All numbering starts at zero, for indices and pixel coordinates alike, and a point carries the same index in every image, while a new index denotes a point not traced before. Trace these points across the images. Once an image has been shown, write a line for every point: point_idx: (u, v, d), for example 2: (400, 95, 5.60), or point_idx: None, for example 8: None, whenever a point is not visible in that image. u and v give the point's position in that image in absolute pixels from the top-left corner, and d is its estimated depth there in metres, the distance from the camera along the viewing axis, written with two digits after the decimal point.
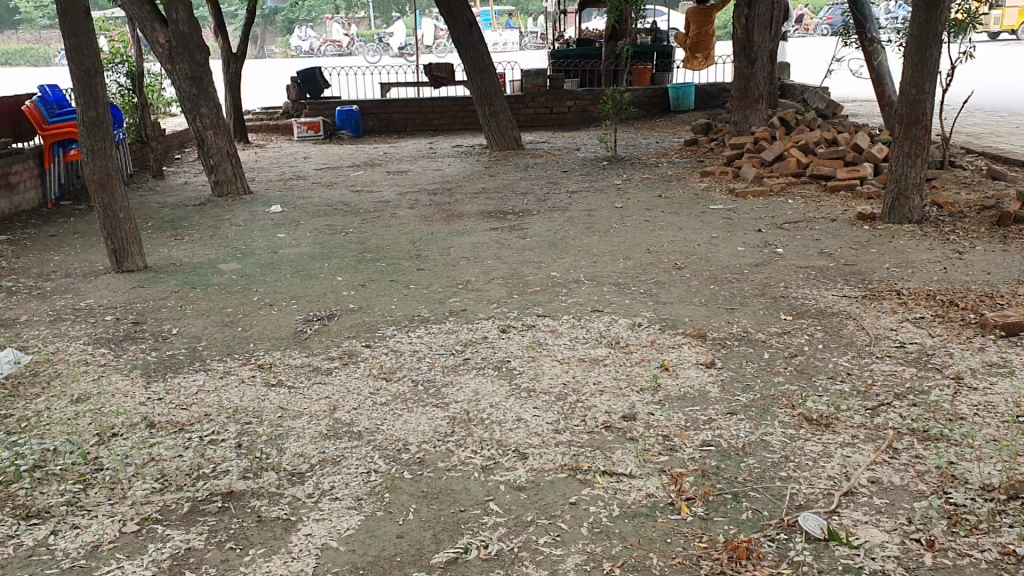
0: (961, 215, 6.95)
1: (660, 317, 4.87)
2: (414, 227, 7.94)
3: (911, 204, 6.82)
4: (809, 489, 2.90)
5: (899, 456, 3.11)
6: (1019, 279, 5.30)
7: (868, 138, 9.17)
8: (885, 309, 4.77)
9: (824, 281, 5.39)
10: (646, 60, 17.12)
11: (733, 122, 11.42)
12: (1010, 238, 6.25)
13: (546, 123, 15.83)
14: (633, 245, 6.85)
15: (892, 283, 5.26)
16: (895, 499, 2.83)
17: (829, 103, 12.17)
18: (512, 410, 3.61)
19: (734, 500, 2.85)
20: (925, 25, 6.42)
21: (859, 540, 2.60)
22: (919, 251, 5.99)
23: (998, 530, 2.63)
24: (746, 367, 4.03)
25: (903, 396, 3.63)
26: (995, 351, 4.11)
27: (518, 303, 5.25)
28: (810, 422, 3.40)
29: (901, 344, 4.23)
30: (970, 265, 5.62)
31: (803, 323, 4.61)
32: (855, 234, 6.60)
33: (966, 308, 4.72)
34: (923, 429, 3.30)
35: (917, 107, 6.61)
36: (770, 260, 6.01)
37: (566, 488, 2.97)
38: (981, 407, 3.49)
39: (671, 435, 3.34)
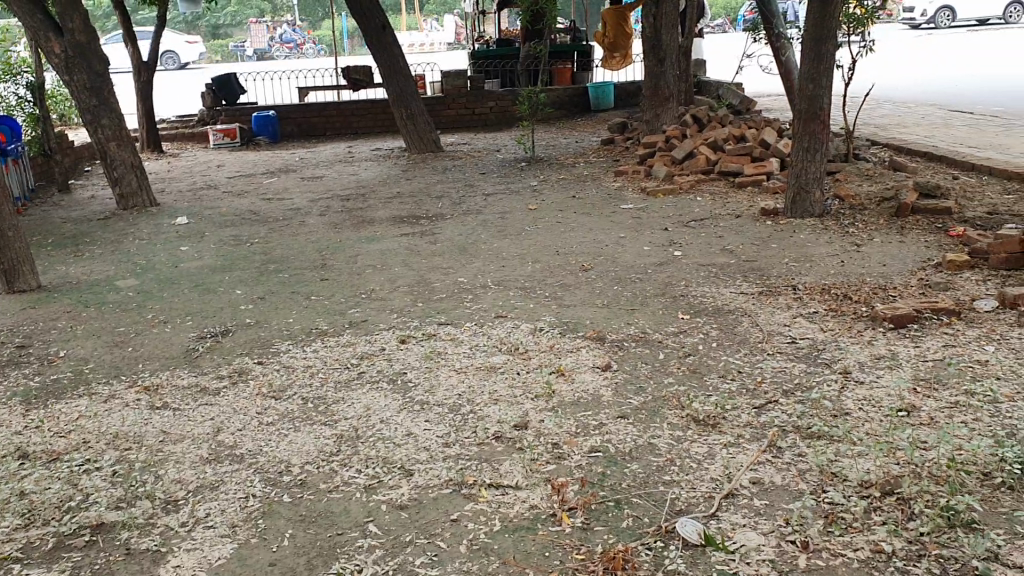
0: (861, 208, 7.08)
1: (561, 321, 4.85)
2: (324, 235, 7.81)
3: (812, 198, 6.91)
4: (690, 493, 2.90)
5: (782, 455, 3.12)
6: (913, 269, 5.41)
7: (775, 133, 9.31)
8: (780, 305, 4.81)
9: (725, 279, 5.44)
10: (566, 60, 17.18)
11: (646, 120, 11.49)
12: (906, 229, 6.38)
13: (466, 123, 15.76)
14: (543, 247, 6.84)
15: (789, 278, 5.33)
16: (774, 500, 2.84)
17: (741, 100, 12.33)
18: (402, 425, 3.53)
19: (615, 508, 2.84)
20: (818, 22, 6.52)
21: (735, 545, 2.61)
22: (818, 245, 6.08)
23: (871, 528, 2.65)
24: (641, 369, 4.03)
25: (790, 392, 3.66)
26: (884, 344, 4.18)
27: (420, 311, 5.18)
28: (698, 423, 3.41)
29: (793, 340, 4.27)
30: (867, 257, 5.72)
31: (700, 322, 4.63)
32: (758, 230, 6.67)
33: (858, 301, 4.79)
34: (806, 426, 3.33)
35: (815, 103, 6.72)
36: (674, 260, 6.04)
37: (448, 504, 2.91)
38: (865, 402, 3.52)
39: (559, 444, 3.30)
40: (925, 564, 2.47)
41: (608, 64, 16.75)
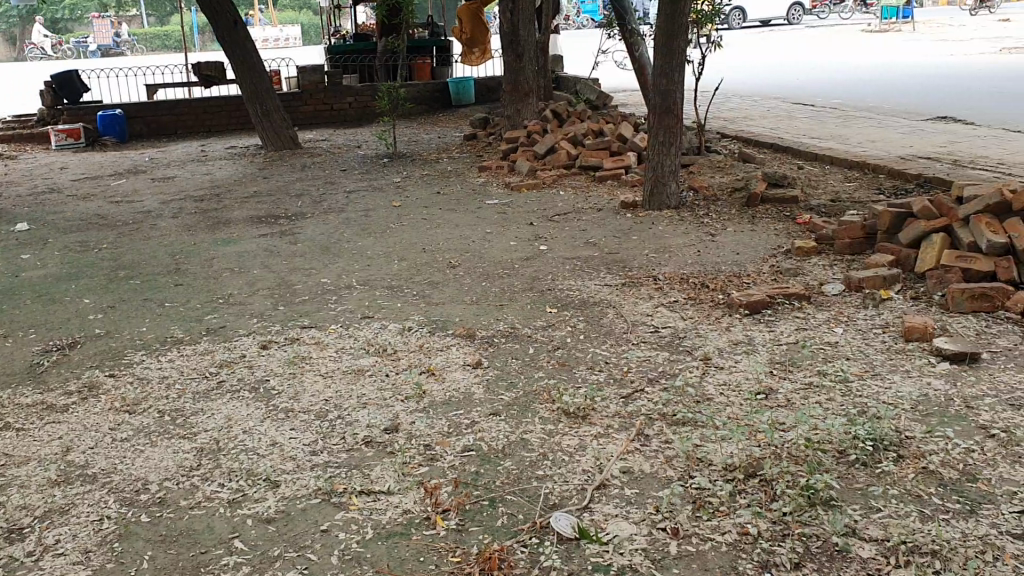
0: (715, 198, 7.30)
1: (429, 320, 4.80)
2: (178, 238, 7.49)
3: (669, 190, 7.08)
4: (563, 486, 2.91)
5: (650, 443, 3.17)
6: (765, 257, 5.61)
7: (631, 127, 9.52)
8: (643, 295, 4.90)
9: (589, 272, 5.50)
10: (424, 55, 17.07)
11: (506, 115, 11.53)
12: (758, 218, 6.62)
13: (325, 120, 15.45)
14: (409, 245, 6.75)
15: (650, 269, 5.44)
16: (644, 488, 2.87)
17: (597, 95, 12.55)
18: (266, 434, 3.41)
19: (489, 506, 2.82)
20: (670, 18, 6.68)
21: (609, 536, 2.63)
22: (676, 236, 6.24)
23: (738, 511, 2.72)
24: (511, 364, 4.03)
25: (655, 381, 3.72)
26: (741, 329, 4.31)
27: (281, 315, 5.02)
28: (568, 416, 3.42)
29: (656, 329, 4.35)
30: (722, 246, 5.90)
31: (568, 315, 4.67)
32: (619, 223, 6.79)
33: (716, 289, 4.93)
34: (672, 413, 3.39)
35: (668, 98, 6.89)
36: (539, 254, 6.07)
37: (317, 515, 2.82)
38: (726, 387, 3.62)
39: (432, 444, 3.26)
40: (789, 543, 2.55)
41: (467, 59, 16.69)
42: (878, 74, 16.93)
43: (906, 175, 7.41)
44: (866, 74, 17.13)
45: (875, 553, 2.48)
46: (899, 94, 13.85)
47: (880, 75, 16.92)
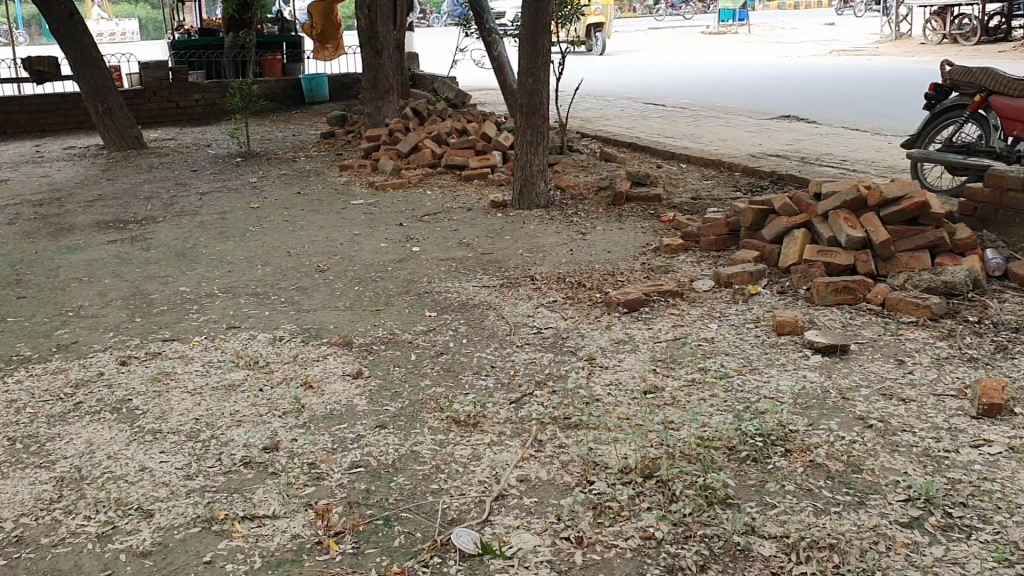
0: (582, 197, 7.32)
1: (302, 328, 4.59)
2: (15, 246, 6.93)
3: (537, 189, 7.07)
4: (460, 500, 2.81)
5: (544, 448, 3.10)
6: (636, 254, 5.65)
7: (494, 126, 9.50)
8: (521, 296, 4.85)
9: (464, 273, 5.40)
10: (275, 50, 16.52)
11: (366, 113, 11.27)
12: (624, 216, 6.68)
13: (171, 117, 14.73)
14: (273, 248, 6.49)
15: (526, 269, 5.39)
16: (543, 497, 2.80)
17: (455, 93, 12.45)
18: (133, 460, 3.16)
19: (385, 525, 2.69)
20: (534, 18, 6.67)
21: (512, 550, 2.54)
22: (547, 235, 6.22)
23: (639, 515, 2.68)
24: (393, 372, 3.90)
25: (544, 383, 3.65)
26: (621, 327, 4.29)
27: (139, 328, 4.70)
28: (459, 424, 3.33)
29: (538, 330, 4.29)
30: (593, 245, 5.91)
31: (448, 318, 4.57)
32: (490, 222, 6.72)
33: (592, 288, 4.92)
34: (563, 416, 3.33)
35: (534, 97, 6.88)
36: (411, 256, 5.94)
37: (198, 545, 2.62)
38: (613, 386, 3.58)
39: (316, 463, 3.10)
40: (693, 545, 2.53)
41: (319, 55, 16.25)
42: (720, 75, 17.59)
43: (761, 172, 7.64)
44: (709, 75, 17.76)
45: (776, 550, 2.50)
46: (743, 94, 14.39)
47: (723, 75, 17.57)
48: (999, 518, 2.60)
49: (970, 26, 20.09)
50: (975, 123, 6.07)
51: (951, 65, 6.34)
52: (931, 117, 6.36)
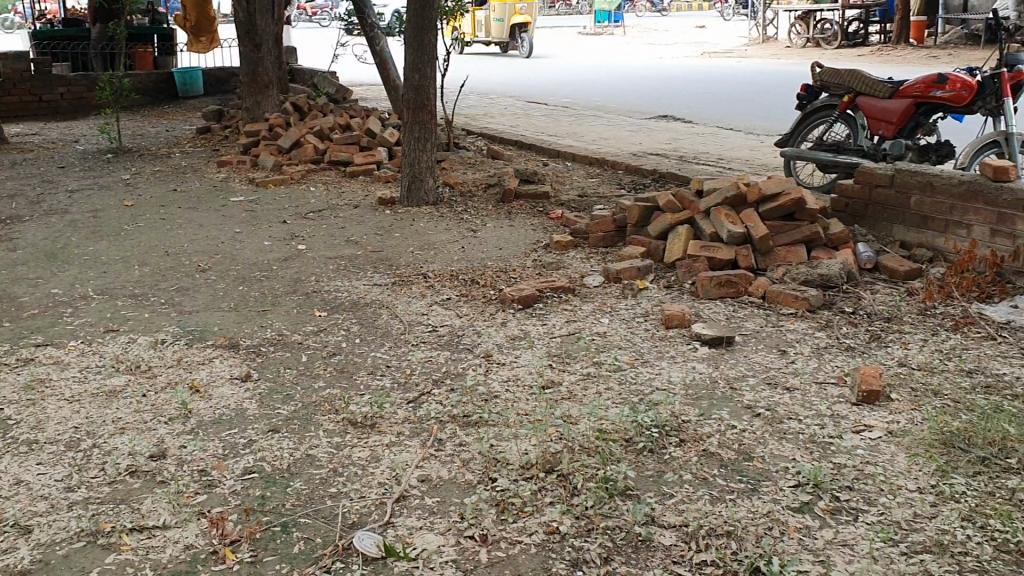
0: (470, 194, 7.30)
1: (186, 330, 4.43)
2: None
3: (425, 186, 7.01)
4: (360, 503, 2.76)
5: (445, 447, 3.07)
6: (527, 250, 5.67)
7: (379, 122, 9.38)
8: (414, 294, 4.80)
9: (353, 272, 5.32)
10: (147, 43, 15.90)
11: (245, 108, 10.96)
12: (513, 213, 6.70)
13: (35, 112, 13.99)
14: (150, 247, 6.24)
15: (418, 267, 5.34)
16: (445, 496, 2.77)
17: (337, 88, 12.23)
18: (8, 474, 2.97)
19: (283, 532, 2.62)
20: (419, 13, 6.61)
21: (416, 551, 2.51)
22: (437, 233, 6.18)
23: (541, 510, 2.66)
24: (284, 374, 3.80)
25: (440, 382, 3.62)
26: (515, 324, 4.29)
27: (9, 333, 4.44)
28: (355, 426, 3.27)
29: (432, 328, 4.26)
30: (484, 242, 5.90)
31: (338, 318, 4.49)
32: (378, 220, 6.63)
33: (485, 285, 4.91)
34: (463, 415, 3.30)
35: (421, 92, 6.83)
36: (297, 254, 5.81)
37: (83, 560, 2.49)
38: (510, 383, 3.57)
39: (207, 469, 2.99)
40: (596, 538, 2.52)
41: (193, 48, 15.72)
42: (602, 75, 17.84)
43: (645, 170, 7.78)
44: (590, 74, 18.00)
45: (676, 539, 2.50)
46: (624, 94, 14.62)
47: (603, 75, 17.83)
48: (883, 500, 2.61)
49: (831, 30, 20.98)
50: (844, 123, 6.31)
51: (821, 65, 6.55)
52: (803, 116, 6.58)
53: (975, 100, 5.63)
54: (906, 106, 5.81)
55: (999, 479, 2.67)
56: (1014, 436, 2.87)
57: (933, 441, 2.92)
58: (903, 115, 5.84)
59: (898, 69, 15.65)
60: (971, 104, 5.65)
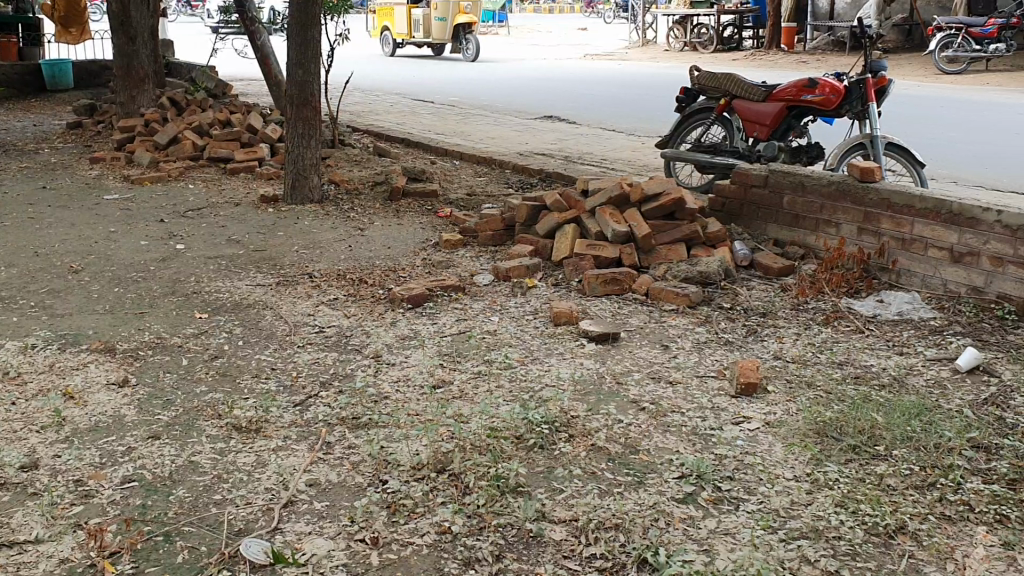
0: (356, 191, 7.20)
1: (57, 334, 4.23)
2: None
3: (310, 184, 6.89)
4: (247, 509, 2.70)
5: (333, 450, 3.03)
6: (415, 249, 5.63)
7: (261, 118, 9.16)
8: (299, 294, 4.72)
9: (236, 272, 5.19)
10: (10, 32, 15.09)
11: (118, 102, 10.53)
12: (400, 211, 6.65)
13: None
14: (16, 247, 5.94)
15: (304, 267, 5.24)
16: (334, 500, 2.74)
17: (217, 83, 11.87)
18: None
19: (165, 542, 2.54)
20: (302, 7, 6.48)
21: (306, 556, 2.47)
22: (323, 232, 6.08)
23: (433, 510, 2.65)
24: (164, 379, 3.67)
25: (328, 384, 3.57)
26: (405, 323, 4.25)
27: None
28: (240, 431, 3.19)
29: (319, 329, 4.19)
30: (371, 240, 5.84)
31: (221, 320, 4.37)
32: (260, 218, 6.48)
33: (373, 284, 4.85)
34: (352, 416, 3.26)
35: (305, 88, 6.71)
36: (176, 254, 5.62)
37: None
38: (400, 382, 3.54)
39: (83, 480, 2.86)
40: (488, 536, 2.53)
41: (62, 39, 14.99)
42: (487, 74, 17.88)
43: (531, 169, 7.84)
44: (474, 73, 18.03)
45: (567, 534, 2.53)
46: (510, 94, 14.70)
47: (488, 74, 17.88)
48: (763, 489, 2.71)
49: (707, 35, 21.59)
50: (721, 125, 6.51)
51: (698, 69, 6.73)
52: (683, 118, 6.75)
53: (843, 104, 5.89)
54: (778, 109, 6.04)
55: (868, 465, 2.81)
56: (880, 424, 3.02)
57: (807, 431, 3.05)
58: (776, 117, 6.07)
59: (770, 73, 16.23)
60: (839, 108, 5.91)
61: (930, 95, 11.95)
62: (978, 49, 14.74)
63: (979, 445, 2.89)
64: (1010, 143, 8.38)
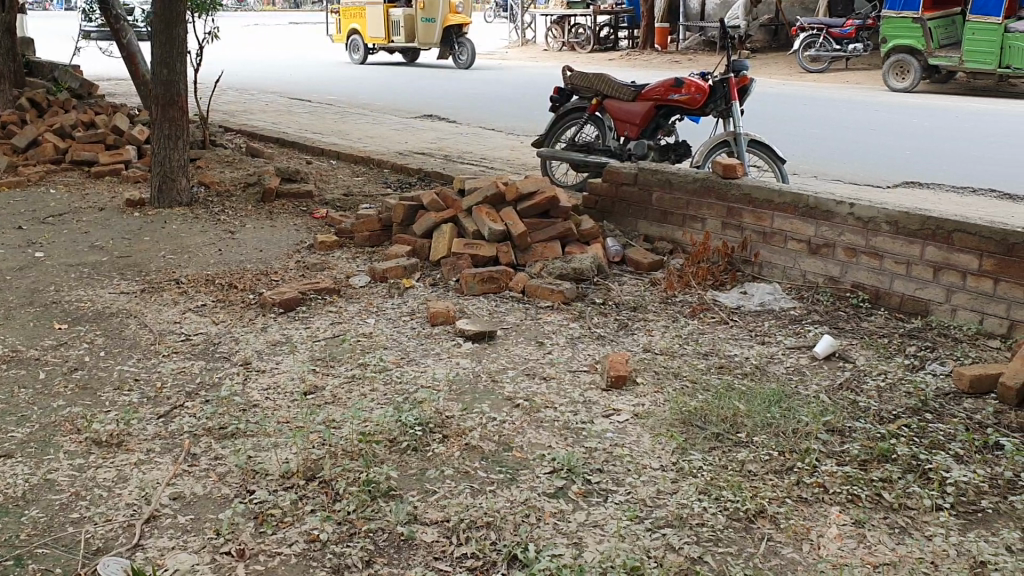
0: (227, 193, 7.01)
1: None
2: None
3: (178, 187, 6.68)
4: (106, 527, 2.59)
5: (199, 462, 2.94)
6: (289, 252, 5.52)
7: (127, 119, 8.83)
8: (166, 301, 4.57)
9: (99, 280, 4.98)
10: None
11: None
12: (274, 213, 6.51)
13: None
14: None
15: (171, 273, 5.08)
16: (199, 513, 2.66)
17: (80, 83, 11.38)
18: None
19: (17, 565, 2.42)
20: (166, 5, 6.27)
21: (168, 572, 2.39)
22: (192, 236, 5.90)
23: (302, 519, 2.60)
24: (18, 395, 3.48)
25: (195, 394, 3.46)
26: (277, 328, 4.16)
27: None
28: (100, 445, 3.06)
29: (187, 337, 4.07)
30: (243, 243, 5.70)
31: (82, 330, 4.18)
32: (126, 223, 6.25)
33: (244, 288, 4.74)
34: (219, 426, 3.17)
35: (170, 89, 6.49)
36: (34, 263, 5.36)
37: None
38: (271, 390, 3.46)
39: None
40: (358, 541, 2.50)
41: None
42: (365, 72, 17.70)
43: (409, 168, 7.80)
44: (352, 71, 17.82)
45: (438, 535, 2.52)
46: (390, 93, 14.57)
47: (366, 72, 17.71)
48: (630, 479, 2.77)
49: (585, 35, 21.89)
50: (594, 124, 6.62)
51: (571, 69, 6.83)
52: (557, 118, 6.84)
53: (707, 103, 6.06)
54: (647, 109, 6.18)
55: (730, 452, 2.90)
56: (743, 411, 3.12)
57: (674, 421, 3.13)
58: (645, 117, 6.20)
59: (644, 72, 16.60)
60: (704, 107, 6.09)
61: (792, 93, 12.43)
62: (838, 48, 15.35)
63: (834, 428, 3.02)
64: (866, 139, 8.79)
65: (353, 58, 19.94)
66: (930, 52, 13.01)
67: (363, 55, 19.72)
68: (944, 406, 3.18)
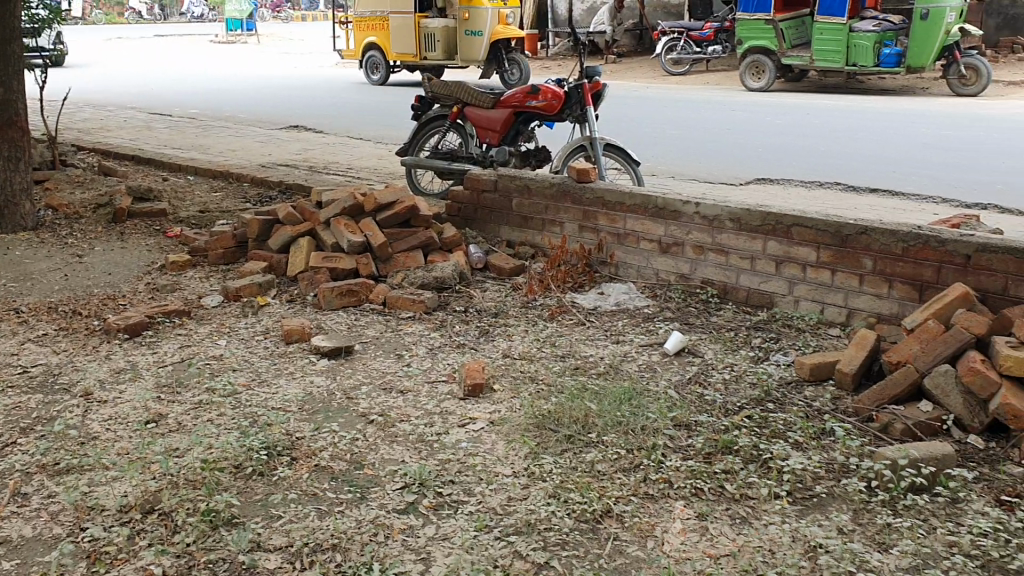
0: (77, 215, 6.70)
1: None
2: None
3: (22, 210, 6.34)
4: None
5: (30, 502, 2.79)
6: (140, 274, 5.30)
7: None
8: (4, 333, 4.33)
9: None
10: None
11: None
12: (125, 234, 6.26)
13: None
14: None
15: (9, 302, 4.81)
16: (27, 557, 2.52)
17: None
18: None
19: None
20: None
21: None
22: (36, 261, 5.61)
23: (137, 554, 2.49)
24: None
25: (30, 429, 3.28)
26: (122, 354, 3.99)
27: None
28: None
29: (24, 369, 3.86)
30: (91, 268, 5.46)
31: None
32: None
33: (89, 315, 4.53)
34: (53, 462, 3.01)
35: (7, 108, 6.16)
36: None
37: None
38: (112, 421, 3.31)
39: None
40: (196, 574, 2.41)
41: None
42: (228, 85, 17.26)
43: (269, 182, 7.62)
44: (215, 84, 17.36)
45: (281, 561, 2.45)
46: (254, 104, 14.26)
47: (231, 85, 17.29)
48: (480, 488, 2.76)
49: None
50: (455, 131, 6.60)
51: (431, 77, 6.80)
52: (419, 126, 6.79)
53: (564, 109, 6.13)
54: (506, 115, 6.20)
55: (580, 453, 2.93)
56: (593, 412, 3.16)
57: (528, 425, 3.14)
58: (505, 124, 6.23)
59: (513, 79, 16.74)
60: (561, 113, 6.15)
61: (655, 95, 12.74)
62: (699, 51, 15.86)
63: (680, 423, 3.09)
64: (723, 138, 9.07)
65: (371, 77, 17.04)
66: (783, 52, 13.58)
67: (383, 74, 16.80)
68: (786, 395, 3.29)
